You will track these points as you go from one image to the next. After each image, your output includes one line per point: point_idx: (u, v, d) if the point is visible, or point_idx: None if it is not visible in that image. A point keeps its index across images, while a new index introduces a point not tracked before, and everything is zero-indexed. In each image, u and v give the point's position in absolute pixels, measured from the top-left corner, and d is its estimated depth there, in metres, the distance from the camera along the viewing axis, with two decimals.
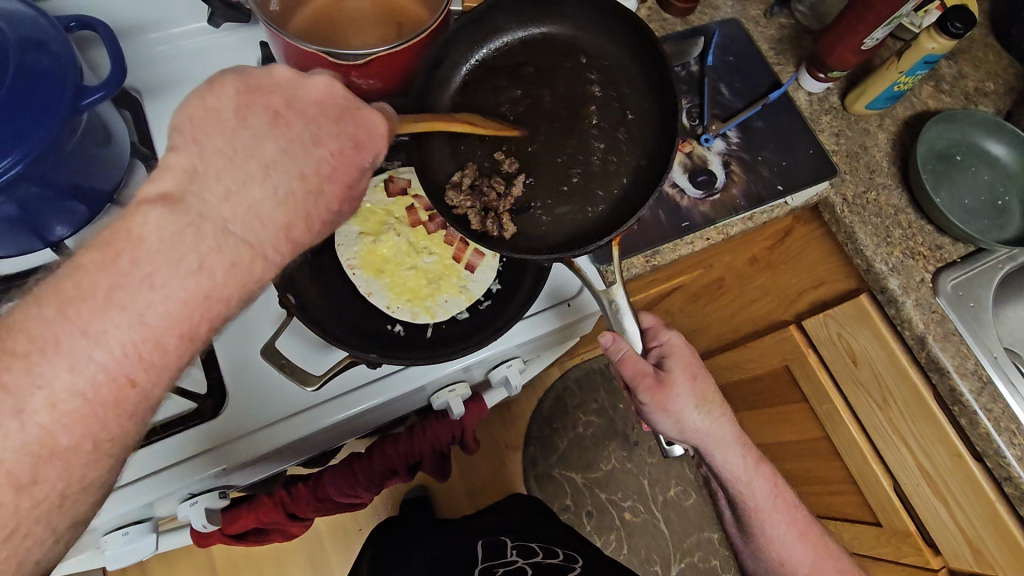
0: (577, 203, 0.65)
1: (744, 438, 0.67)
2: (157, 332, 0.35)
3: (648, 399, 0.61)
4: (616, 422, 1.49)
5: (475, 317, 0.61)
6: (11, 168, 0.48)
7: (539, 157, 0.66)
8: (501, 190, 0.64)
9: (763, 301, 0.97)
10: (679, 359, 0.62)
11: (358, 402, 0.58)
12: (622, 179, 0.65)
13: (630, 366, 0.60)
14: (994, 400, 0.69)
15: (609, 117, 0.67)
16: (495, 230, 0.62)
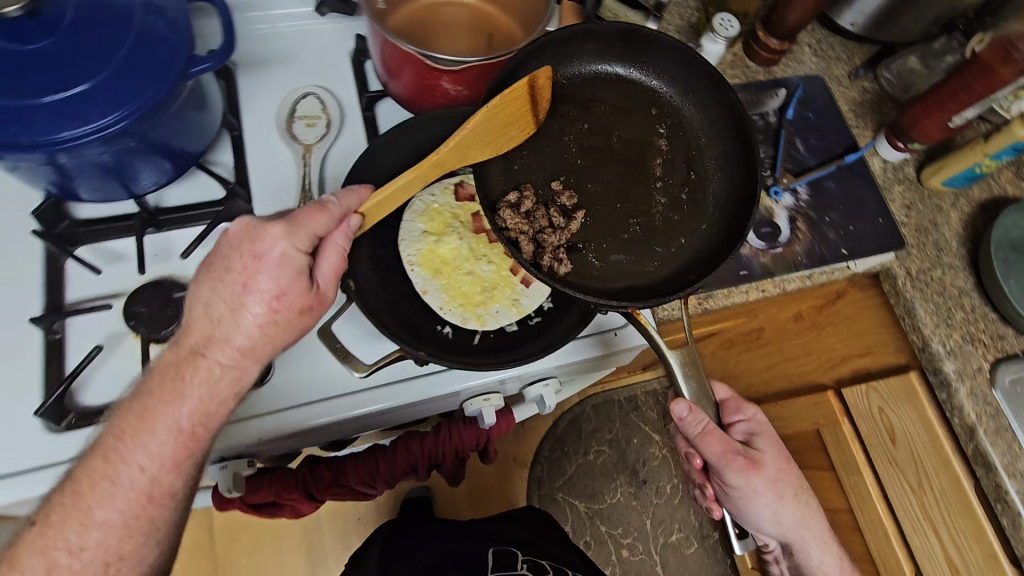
0: (635, 254, 0.65)
1: (828, 529, 0.71)
2: (171, 436, 0.48)
3: (739, 474, 0.64)
4: (627, 456, 1.47)
5: (524, 331, 0.61)
6: (117, 122, 0.50)
7: (601, 199, 0.66)
8: (558, 222, 0.64)
9: (802, 361, 0.96)
10: (763, 439, 0.68)
11: (399, 395, 0.58)
12: (680, 238, 0.66)
13: (721, 444, 0.62)
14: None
15: (674, 175, 0.68)
16: (548, 265, 0.63)
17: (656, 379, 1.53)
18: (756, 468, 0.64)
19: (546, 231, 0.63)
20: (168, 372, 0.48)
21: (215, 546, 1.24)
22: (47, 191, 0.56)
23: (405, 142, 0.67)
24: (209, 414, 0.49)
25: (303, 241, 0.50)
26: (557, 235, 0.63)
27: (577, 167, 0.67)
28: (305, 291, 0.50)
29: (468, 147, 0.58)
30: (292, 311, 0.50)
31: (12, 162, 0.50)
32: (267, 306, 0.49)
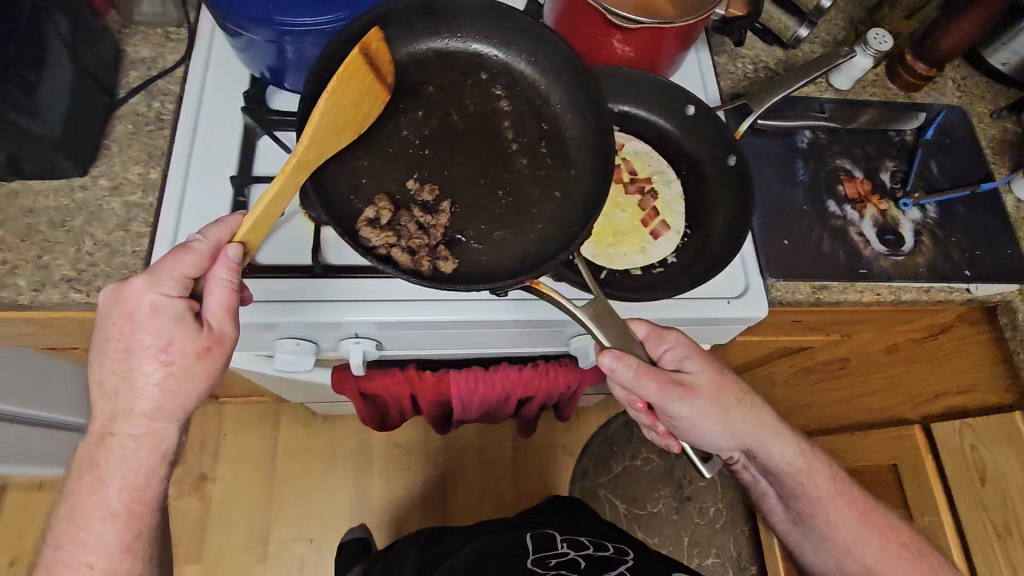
0: (516, 225, 0.61)
1: (782, 426, 0.70)
2: (109, 525, 0.55)
3: (682, 401, 0.61)
4: (675, 470, 1.46)
5: (647, 277, 0.62)
6: (340, 18, 0.60)
7: (450, 171, 0.62)
8: (426, 221, 0.60)
9: (885, 394, 0.96)
10: (689, 357, 0.63)
11: (525, 310, 0.64)
12: (555, 191, 0.63)
13: (652, 378, 0.58)
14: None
15: (529, 136, 0.65)
16: (429, 266, 0.59)
17: None
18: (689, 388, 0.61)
19: (415, 237, 0.59)
20: (93, 470, 0.55)
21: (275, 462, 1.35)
22: (260, 76, 0.66)
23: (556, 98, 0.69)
24: (142, 489, 0.56)
25: (167, 286, 0.51)
26: (437, 226, 0.60)
27: (425, 156, 0.63)
28: (192, 331, 0.52)
29: (321, 142, 0.54)
30: (190, 353, 0.52)
31: (247, 38, 0.60)
32: (160, 356, 0.52)
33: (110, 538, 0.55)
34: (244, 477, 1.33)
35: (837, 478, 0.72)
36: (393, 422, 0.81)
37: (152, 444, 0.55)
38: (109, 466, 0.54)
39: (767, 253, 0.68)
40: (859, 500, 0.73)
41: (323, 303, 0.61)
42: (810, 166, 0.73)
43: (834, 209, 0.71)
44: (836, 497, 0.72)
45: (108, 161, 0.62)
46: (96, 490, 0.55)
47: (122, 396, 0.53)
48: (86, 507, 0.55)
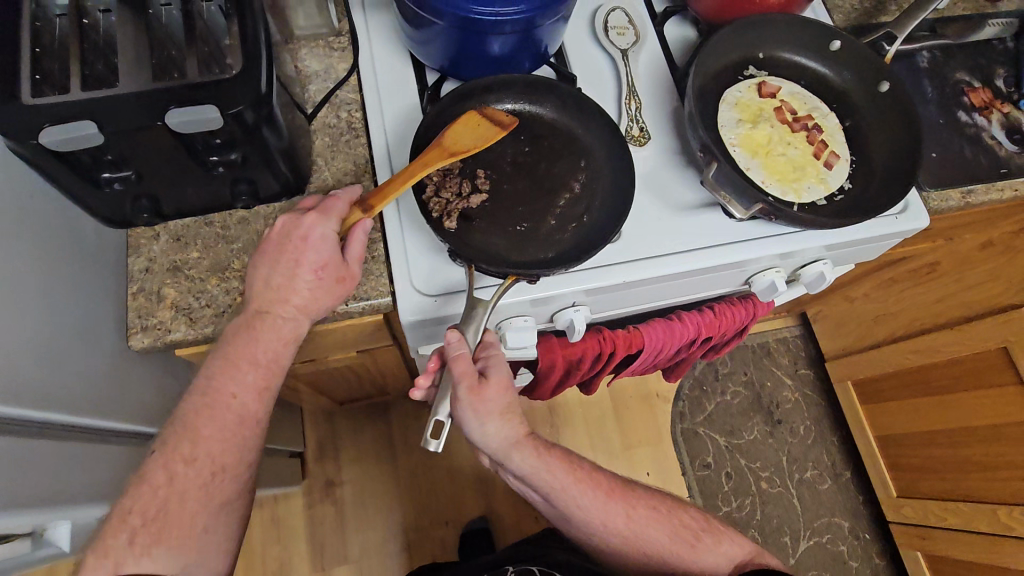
0: (509, 247, 0.62)
1: (542, 440, 0.66)
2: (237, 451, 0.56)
3: (466, 398, 0.58)
4: (762, 398, 1.55)
5: (834, 205, 0.68)
6: (521, 12, 0.59)
7: (500, 209, 0.64)
8: (461, 192, 0.63)
9: (988, 286, 1.05)
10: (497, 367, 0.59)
11: (725, 255, 0.68)
12: (547, 253, 0.63)
13: (460, 373, 0.56)
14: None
15: (572, 206, 0.65)
16: (435, 211, 0.62)
17: (787, 328, 1.61)
18: (486, 396, 0.59)
19: (447, 187, 0.63)
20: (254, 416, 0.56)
21: (394, 455, 1.37)
22: (439, 67, 0.69)
23: (718, 57, 0.72)
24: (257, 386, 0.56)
25: (334, 224, 0.55)
26: (464, 202, 0.63)
27: (504, 190, 0.65)
28: (332, 258, 0.55)
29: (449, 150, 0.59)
30: (329, 280, 0.56)
31: (437, 27, 0.62)
32: (307, 277, 0.55)
33: (243, 466, 0.56)
34: (368, 477, 1.36)
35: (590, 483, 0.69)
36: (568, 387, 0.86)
37: (293, 330, 0.56)
38: (263, 332, 0.55)
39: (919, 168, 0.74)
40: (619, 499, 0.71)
41: (549, 279, 0.64)
42: (935, 83, 0.79)
43: (965, 118, 0.78)
44: (607, 494, 0.70)
45: (320, 175, 0.64)
46: (255, 342, 0.55)
47: (273, 291, 0.55)
48: (245, 355, 0.55)
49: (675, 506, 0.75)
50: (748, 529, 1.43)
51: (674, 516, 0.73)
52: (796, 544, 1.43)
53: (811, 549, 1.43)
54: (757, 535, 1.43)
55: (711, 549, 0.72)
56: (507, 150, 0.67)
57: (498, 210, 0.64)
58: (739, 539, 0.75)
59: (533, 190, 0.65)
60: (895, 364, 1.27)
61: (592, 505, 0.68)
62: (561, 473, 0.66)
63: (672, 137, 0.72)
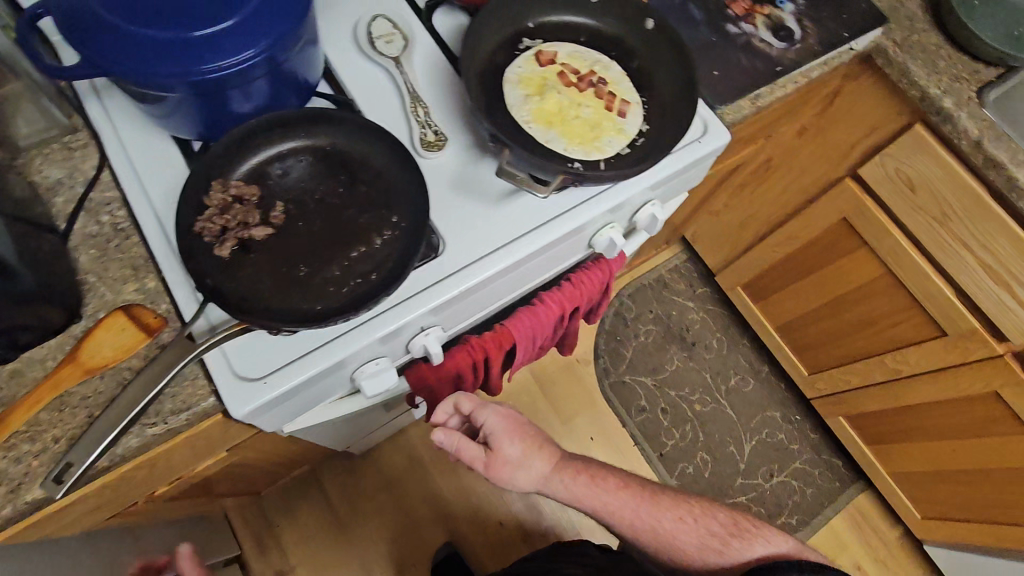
0: (284, 298, 0.56)
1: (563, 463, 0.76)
2: None
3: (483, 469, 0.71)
4: (672, 327, 1.62)
5: (635, 151, 0.69)
6: (256, 56, 0.55)
7: (284, 249, 0.58)
8: (247, 221, 0.57)
9: (815, 167, 1.12)
10: (499, 425, 0.71)
11: (552, 232, 0.68)
12: (316, 304, 0.56)
13: (464, 457, 0.70)
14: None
15: (366, 261, 0.59)
16: (209, 237, 0.56)
17: (674, 256, 1.68)
18: (499, 458, 0.71)
19: (232, 211, 0.57)
20: None
21: (338, 518, 1.31)
22: (197, 134, 0.62)
23: (483, 41, 0.71)
24: None
25: None
26: (245, 230, 0.57)
27: (299, 230, 0.59)
28: None
29: (79, 362, 0.51)
30: None
31: (170, 98, 0.56)
32: None
33: None
34: (319, 550, 1.29)
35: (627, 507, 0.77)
36: None
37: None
38: None
39: (707, 87, 0.77)
40: (660, 511, 0.78)
41: (384, 315, 0.61)
42: (699, 5, 0.82)
43: (734, 29, 0.81)
44: (633, 505, 0.77)
45: (96, 294, 0.56)
46: None
47: None
48: None
49: (705, 510, 0.79)
50: (696, 453, 1.50)
51: (704, 520, 0.78)
52: (742, 449, 1.51)
53: (756, 448, 1.52)
54: (706, 456, 1.50)
55: (741, 551, 0.75)
56: (301, 196, 0.60)
57: (288, 260, 0.57)
58: (773, 540, 0.76)
59: (332, 242, 0.59)
60: (767, 260, 1.35)
61: (617, 508, 0.77)
62: (585, 488, 0.76)
63: (469, 132, 0.70)
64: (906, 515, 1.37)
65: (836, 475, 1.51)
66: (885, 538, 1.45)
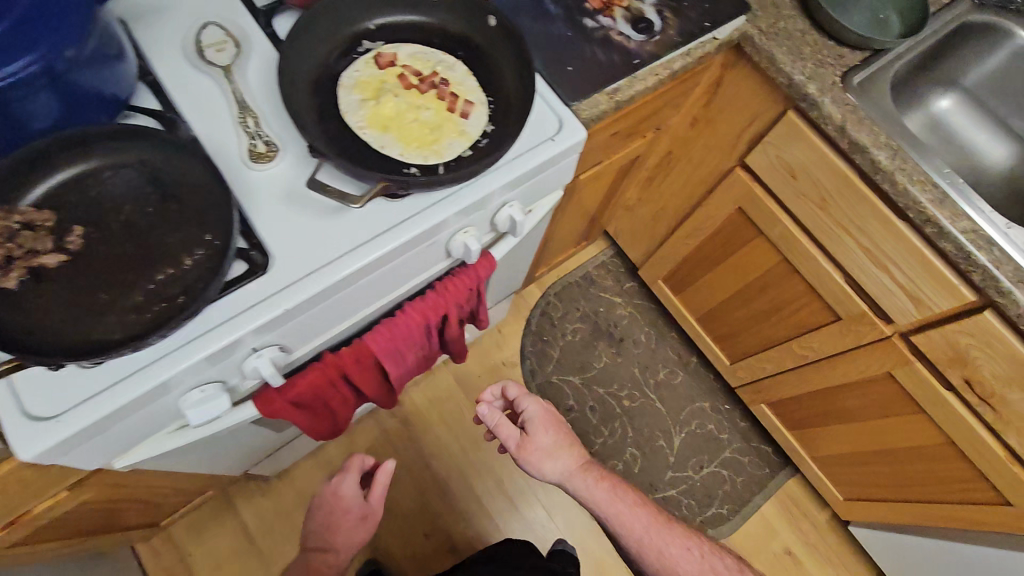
0: (79, 328, 0.53)
1: (599, 468, 0.83)
2: None
3: (516, 448, 0.83)
4: (600, 324, 1.61)
5: (477, 153, 0.67)
6: (29, 67, 0.51)
7: (82, 276, 0.55)
8: (34, 246, 0.53)
9: (709, 157, 1.12)
10: (536, 413, 0.85)
11: (391, 241, 0.65)
12: (115, 333, 0.53)
13: (501, 432, 0.84)
14: (923, 181, 0.79)
15: (174, 282, 0.56)
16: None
17: (600, 252, 1.67)
18: (532, 442, 0.83)
19: (19, 237, 0.53)
20: None
21: (257, 541, 1.29)
22: None
23: (313, 45, 0.68)
24: None
25: None
26: (33, 256, 0.53)
27: (100, 255, 0.56)
28: None
29: None
30: None
31: None
32: None
33: None
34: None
35: (640, 520, 0.78)
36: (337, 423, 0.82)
37: None
38: None
39: (561, 84, 0.75)
40: (677, 535, 0.78)
41: (201, 339, 0.57)
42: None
43: (591, 23, 0.79)
44: (647, 521, 0.78)
45: None
46: None
47: None
48: None
49: (713, 552, 0.78)
50: (625, 449, 1.49)
51: (716, 563, 0.76)
52: (671, 443, 1.51)
53: (685, 440, 1.52)
54: (635, 451, 1.49)
55: None
56: (105, 218, 0.57)
57: (85, 287, 0.54)
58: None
59: (137, 265, 0.56)
60: (680, 252, 1.35)
61: (630, 522, 0.78)
62: (609, 501, 0.79)
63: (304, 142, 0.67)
64: (831, 497, 1.38)
65: (765, 462, 1.51)
66: (813, 520, 1.47)
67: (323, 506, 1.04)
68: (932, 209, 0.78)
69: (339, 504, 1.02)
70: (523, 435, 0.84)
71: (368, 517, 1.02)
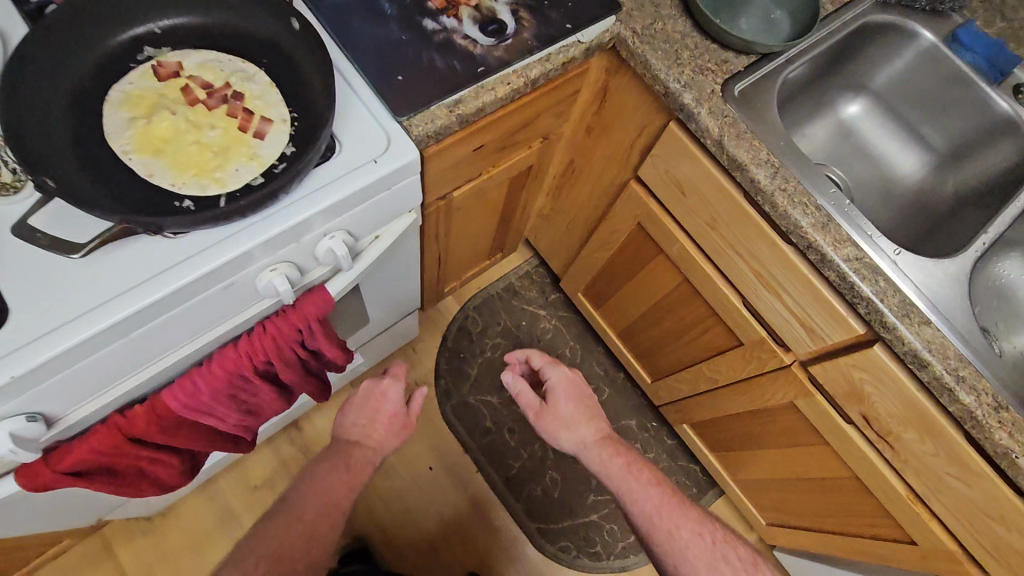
0: None
1: (616, 442, 0.90)
2: None
3: (535, 415, 0.93)
4: (522, 339, 1.52)
5: (270, 180, 0.57)
6: None
7: None
8: None
9: (607, 169, 1.03)
10: (558, 384, 0.93)
11: (161, 287, 0.54)
12: None
13: (523, 400, 0.93)
14: (805, 202, 0.71)
15: None
16: None
17: (525, 262, 1.59)
18: (550, 411, 0.92)
19: None
20: None
21: None
22: None
23: (73, 55, 0.57)
24: None
25: None
26: None
27: None
28: None
29: None
30: None
31: None
32: None
33: None
34: None
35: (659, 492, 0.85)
36: (152, 476, 0.74)
37: None
38: None
39: (390, 96, 0.66)
40: (687, 510, 0.85)
41: None
42: None
43: (432, 26, 0.70)
44: (658, 499, 0.85)
45: None
46: None
47: None
48: None
49: (725, 538, 0.83)
50: (545, 472, 1.41)
51: (722, 546, 0.82)
52: None
53: None
54: (556, 475, 1.41)
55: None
56: None
57: None
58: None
59: None
60: (593, 267, 1.26)
61: (640, 498, 0.85)
62: (622, 474, 0.86)
63: None
64: (755, 522, 1.30)
65: (692, 482, 1.45)
66: None
67: (357, 402, 0.86)
68: (813, 234, 0.70)
69: (380, 411, 0.84)
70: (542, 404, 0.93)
71: (401, 424, 0.86)
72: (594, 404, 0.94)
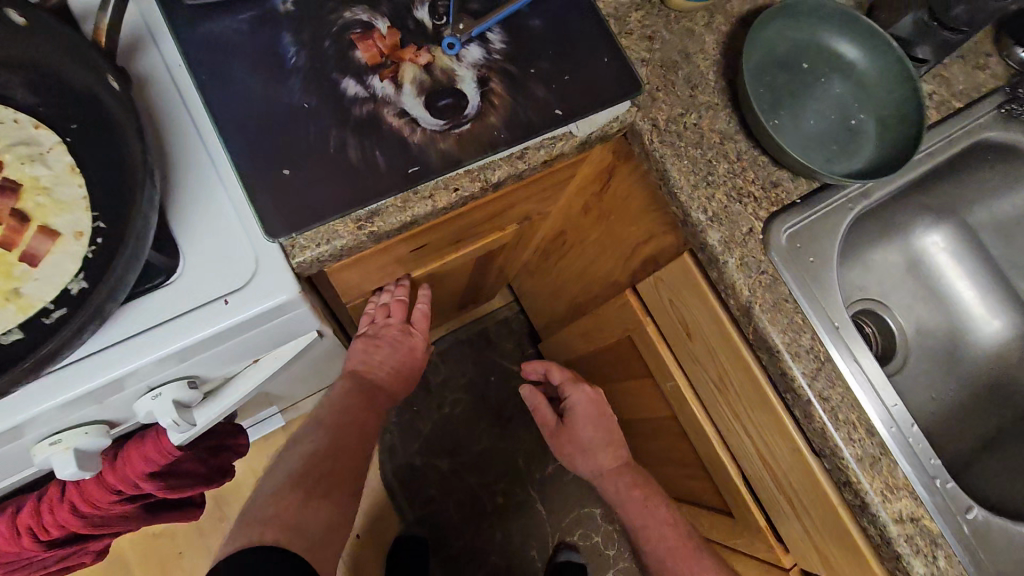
0: None
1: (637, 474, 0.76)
2: None
3: (552, 438, 0.83)
4: (487, 397, 1.33)
5: (31, 340, 0.36)
6: None
7: None
8: None
9: (602, 259, 0.81)
10: (576, 407, 0.79)
11: None
12: None
13: (540, 415, 0.84)
14: (852, 420, 0.50)
15: None
16: None
17: (504, 307, 1.37)
18: (565, 434, 0.81)
19: None
20: None
21: None
22: None
23: None
24: None
25: None
26: None
27: None
28: None
29: None
30: None
31: None
32: None
33: None
34: None
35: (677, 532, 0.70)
36: None
37: None
38: None
39: (266, 199, 0.44)
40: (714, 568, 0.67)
41: None
42: (304, 38, 0.48)
43: (354, 91, 0.47)
44: (672, 541, 0.70)
45: None
46: None
47: None
48: None
49: None
50: (488, 556, 1.25)
51: None
52: (545, 555, 1.26)
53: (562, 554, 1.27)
54: (500, 561, 1.25)
55: None
56: None
57: None
58: None
59: None
60: (574, 348, 1.05)
61: (653, 537, 0.71)
62: (635, 510, 0.73)
63: None
64: None
65: None
66: None
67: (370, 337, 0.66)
68: (858, 474, 0.49)
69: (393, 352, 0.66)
70: (558, 423, 0.82)
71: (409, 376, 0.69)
72: (619, 432, 0.79)
